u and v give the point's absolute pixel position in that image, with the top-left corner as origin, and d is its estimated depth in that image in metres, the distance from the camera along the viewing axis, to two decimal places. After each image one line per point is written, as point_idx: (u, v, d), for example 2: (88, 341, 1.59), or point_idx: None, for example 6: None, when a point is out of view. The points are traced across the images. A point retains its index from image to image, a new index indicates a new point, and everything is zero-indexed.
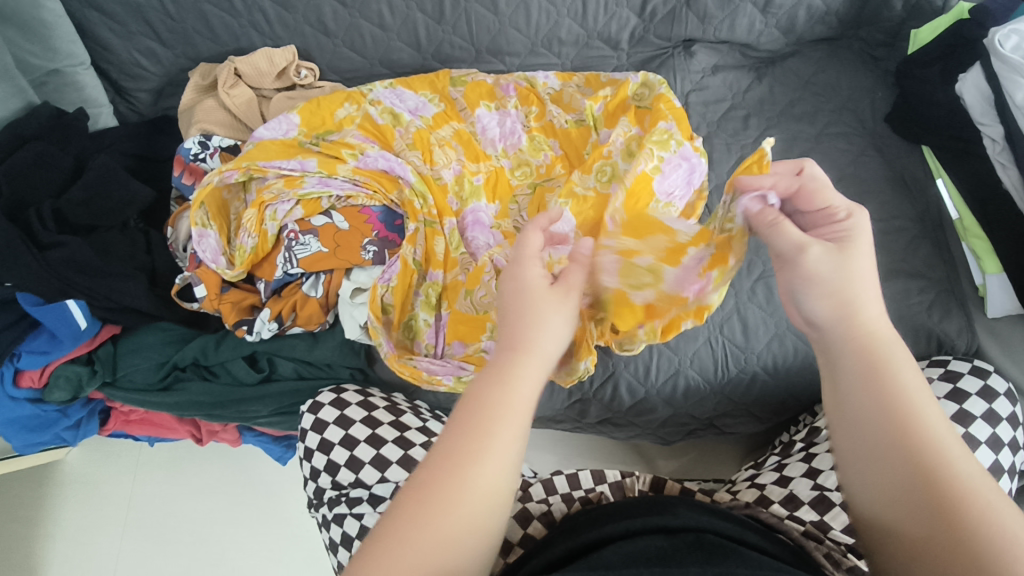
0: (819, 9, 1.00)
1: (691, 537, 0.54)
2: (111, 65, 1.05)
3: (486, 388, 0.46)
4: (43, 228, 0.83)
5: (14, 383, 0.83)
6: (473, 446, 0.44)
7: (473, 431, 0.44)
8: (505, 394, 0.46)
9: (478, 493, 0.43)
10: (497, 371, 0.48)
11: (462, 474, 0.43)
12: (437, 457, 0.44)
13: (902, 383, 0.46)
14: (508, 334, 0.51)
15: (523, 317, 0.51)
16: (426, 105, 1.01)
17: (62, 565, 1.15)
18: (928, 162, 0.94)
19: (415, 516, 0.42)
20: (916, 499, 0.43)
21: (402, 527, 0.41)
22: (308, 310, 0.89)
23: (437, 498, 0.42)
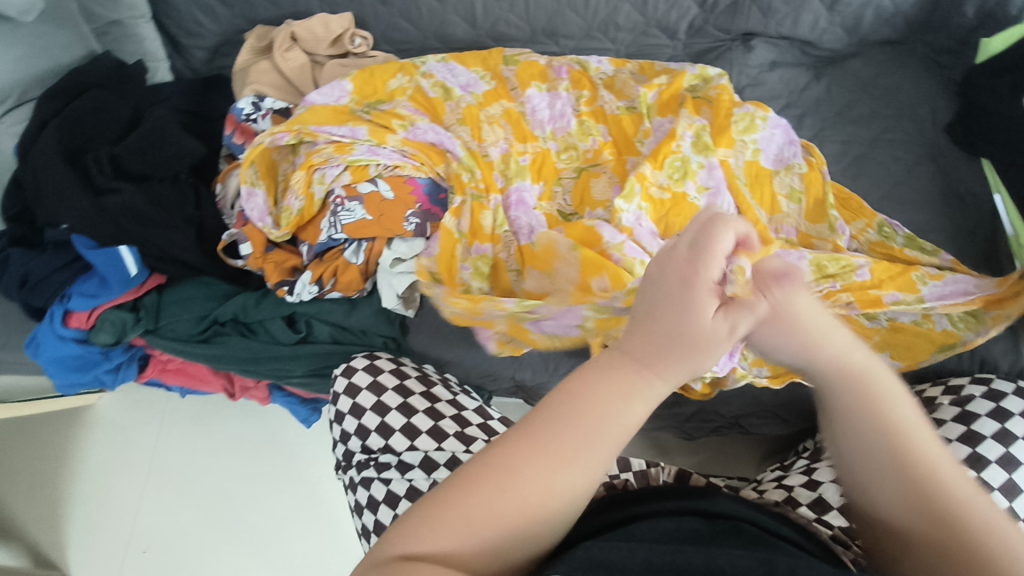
0: (887, 10, 0.98)
1: (730, 525, 0.55)
2: (171, 19, 1.06)
3: (594, 396, 0.43)
4: (100, 173, 0.86)
5: (62, 323, 0.85)
6: (569, 451, 0.42)
7: (573, 436, 0.42)
8: (615, 403, 0.43)
9: (556, 494, 0.42)
10: (619, 382, 0.44)
11: (557, 475, 0.42)
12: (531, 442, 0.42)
13: (885, 384, 0.46)
14: (633, 345, 0.45)
15: (688, 345, 0.43)
16: (478, 82, 1.00)
17: (89, 504, 1.19)
18: (986, 175, 0.91)
19: (503, 491, 0.41)
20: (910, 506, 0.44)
21: (478, 500, 0.41)
22: (348, 276, 0.90)
23: (517, 483, 0.41)
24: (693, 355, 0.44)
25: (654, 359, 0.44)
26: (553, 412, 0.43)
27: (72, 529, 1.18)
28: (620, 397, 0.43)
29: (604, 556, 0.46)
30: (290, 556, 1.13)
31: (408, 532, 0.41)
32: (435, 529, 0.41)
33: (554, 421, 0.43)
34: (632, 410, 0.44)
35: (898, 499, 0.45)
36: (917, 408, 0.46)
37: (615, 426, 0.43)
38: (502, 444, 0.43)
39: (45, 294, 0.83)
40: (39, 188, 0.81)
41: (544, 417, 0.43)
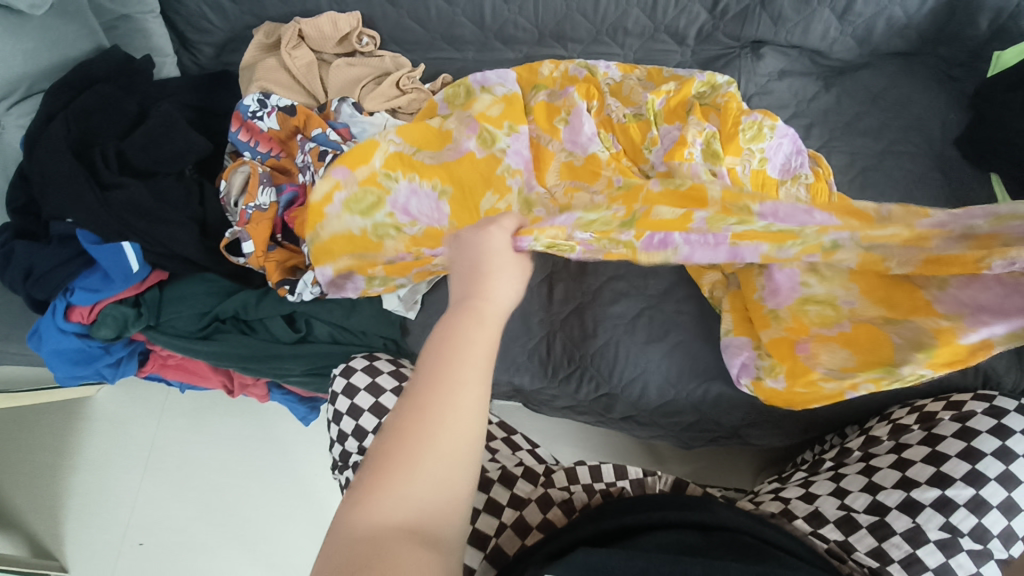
0: (899, 21, 0.97)
1: (728, 537, 0.56)
2: (180, 16, 1.07)
3: (466, 326, 0.50)
4: (106, 168, 0.86)
5: (63, 316, 0.85)
6: (453, 375, 0.46)
7: (449, 360, 0.47)
8: (472, 321, 0.51)
9: (462, 413, 0.45)
10: (467, 310, 0.52)
11: (457, 398, 0.45)
12: (429, 378, 0.46)
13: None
14: (460, 291, 0.55)
15: (483, 277, 0.56)
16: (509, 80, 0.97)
17: (86, 496, 1.20)
18: (996, 192, 0.90)
19: (416, 433, 0.44)
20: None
21: (396, 454, 0.43)
22: (351, 276, 0.91)
23: (426, 420, 0.44)
24: (512, 285, 0.56)
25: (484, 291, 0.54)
26: (432, 353, 0.48)
27: (68, 519, 1.18)
28: (475, 318, 0.51)
29: (602, 562, 0.47)
30: (284, 553, 1.13)
31: (353, 516, 0.42)
32: (373, 498, 0.42)
33: (433, 360, 0.47)
34: (489, 325, 0.51)
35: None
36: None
37: (482, 341, 0.49)
38: (395, 412, 0.46)
39: (50, 286, 0.82)
40: (46, 181, 0.82)
41: (426, 362, 0.48)
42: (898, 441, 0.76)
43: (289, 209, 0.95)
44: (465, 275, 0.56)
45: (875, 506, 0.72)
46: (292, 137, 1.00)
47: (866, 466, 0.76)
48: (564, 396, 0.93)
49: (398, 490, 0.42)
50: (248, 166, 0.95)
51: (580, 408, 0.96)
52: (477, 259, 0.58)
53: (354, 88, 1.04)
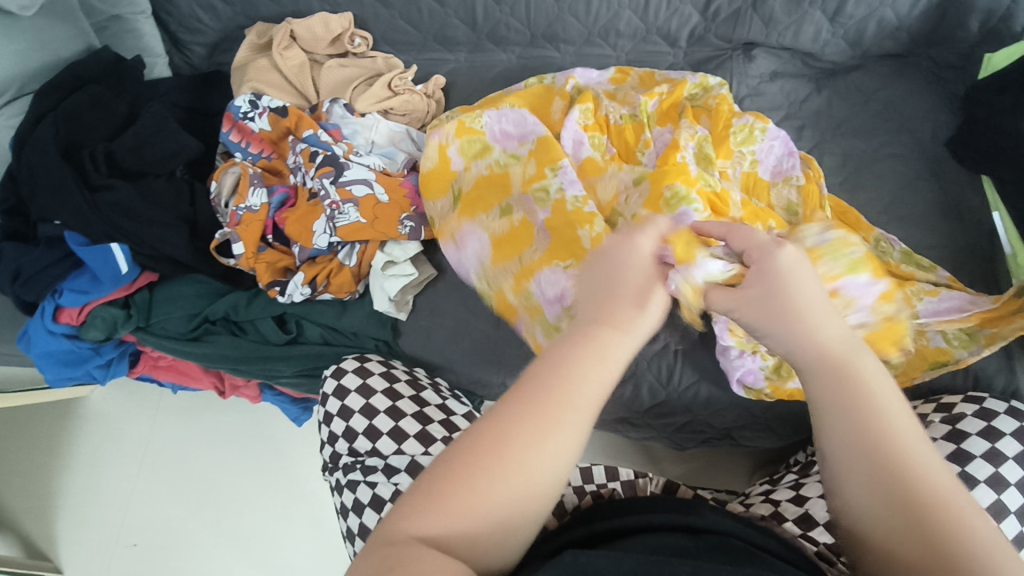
0: (890, 23, 0.97)
1: (716, 539, 0.55)
2: (171, 16, 1.07)
3: (580, 361, 0.45)
4: (95, 170, 0.85)
5: (52, 318, 0.85)
6: (551, 413, 0.43)
7: (549, 400, 0.44)
8: (588, 354, 0.46)
9: (545, 461, 0.42)
10: (591, 339, 0.47)
11: (544, 438, 0.43)
12: (525, 406, 0.43)
13: (870, 375, 0.46)
14: (591, 305, 0.49)
15: (623, 296, 0.48)
16: (519, 115, 0.90)
17: (78, 497, 1.19)
18: (987, 194, 0.90)
19: (495, 459, 0.42)
20: (896, 526, 0.42)
21: (466, 480, 0.41)
22: (341, 278, 0.90)
23: (506, 457, 0.42)
24: (650, 315, 0.49)
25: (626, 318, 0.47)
26: (535, 378, 0.45)
27: (61, 520, 1.18)
28: (594, 352, 0.46)
29: (589, 563, 0.46)
30: (276, 554, 1.13)
31: (405, 522, 0.41)
32: (427, 513, 0.41)
33: (533, 388, 0.44)
34: (609, 367, 0.46)
35: (888, 509, 0.43)
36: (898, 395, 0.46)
37: (587, 382, 0.45)
38: (481, 424, 0.44)
39: (39, 288, 0.82)
40: (35, 183, 0.82)
41: (523, 390, 0.44)
42: None
43: (279, 210, 0.94)
44: (605, 284, 0.49)
45: None
46: (284, 138, 1.00)
47: None
48: None
49: (460, 516, 0.41)
50: (239, 167, 0.95)
51: None
52: (615, 266, 0.50)
53: (345, 88, 1.04)
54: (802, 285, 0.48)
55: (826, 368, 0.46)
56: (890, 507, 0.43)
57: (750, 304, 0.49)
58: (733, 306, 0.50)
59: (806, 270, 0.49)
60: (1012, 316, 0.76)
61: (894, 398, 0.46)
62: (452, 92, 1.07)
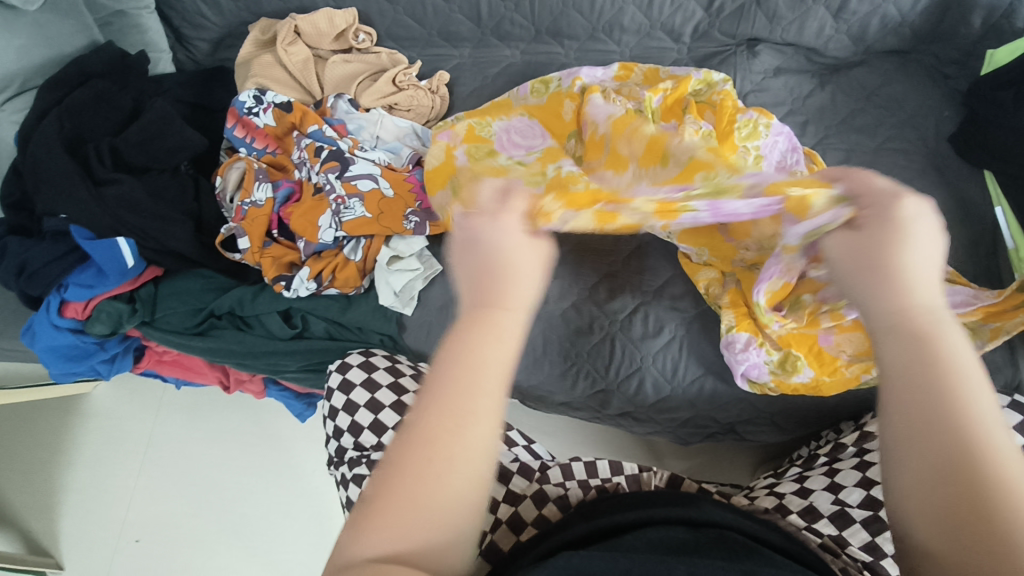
0: (893, 19, 0.97)
1: (715, 533, 0.55)
2: (175, 12, 1.07)
3: (478, 343, 0.44)
4: (100, 164, 0.85)
5: (58, 312, 0.85)
6: (463, 404, 0.42)
7: (459, 390, 0.43)
8: (487, 334, 0.45)
9: (469, 452, 0.41)
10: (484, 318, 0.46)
11: (460, 423, 0.42)
12: (439, 405, 0.42)
13: (947, 344, 0.42)
14: (478, 290, 0.48)
15: (500, 273, 0.48)
16: (527, 125, 0.96)
17: (81, 493, 1.19)
18: (989, 189, 0.90)
19: (421, 467, 0.41)
20: (940, 512, 0.39)
21: (404, 489, 0.40)
22: (346, 273, 0.90)
23: (435, 458, 0.41)
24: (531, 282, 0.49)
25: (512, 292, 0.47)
26: (439, 372, 0.44)
27: (64, 516, 1.18)
28: (492, 327, 0.45)
29: (583, 564, 0.46)
30: (280, 550, 1.13)
31: (355, 544, 0.40)
32: (370, 530, 0.40)
33: (438, 384, 0.43)
34: (508, 344, 0.45)
35: (935, 491, 0.39)
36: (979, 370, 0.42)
37: (489, 366, 0.44)
38: (400, 441, 0.42)
39: (45, 282, 0.82)
40: (40, 177, 0.82)
41: (434, 388, 0.43)
42: None
43: (284, 205, 0.94)
44: (480, 262, 0.49)
45: (871, 501, 0.72)
46: (289, 133, 1.00)
47: (860, 462, 0.76)
48: (560, 392, 0.93)
49: (402, 532, 0.40)
50: (244, 162, 0.95)
51: (576, 405, 0.95)
52: (485, 244, 0.50)
53: (349, 84, 1.04)
54: (918, 239, 0.46)
55: (905, 328, 0.43)
56: (933, 491, 0.39)
57: (847, 242, 0.49)
58: (838, 256, 0.49)
59: (925, 226, 0.47)
60: (1014, 311, 0.75)
61: (976, 371, 0.42)
62: (456, 88, 1.07)
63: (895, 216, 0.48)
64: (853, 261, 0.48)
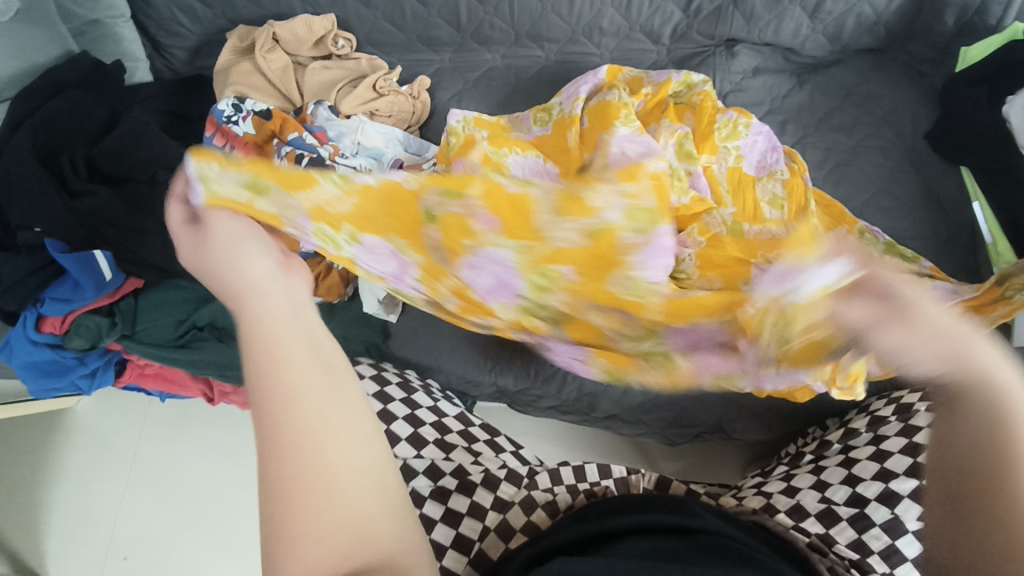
0: (868, 17, 0.98)
1: (709, 540, 0.54)
2: (150, 19, 1.06)
3: (281, 341, 0.43)
4: (75, 175, 0.85)
5: (36, 327, 0.84)
6: (303, 390, 0.40)
7: (270, 363, 0.41)
8: (263, 308, 0.46)
9: (332, 438, 0.39)
10: (265, 285, 0.47)
11: (313, 414, 0.39)
12: (284, 401, 0.39)
13: (985, 362, 0.41)
14: (231, 288, 0.47)
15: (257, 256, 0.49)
16: (540, 165, 0.90)
17: (64, 511, 1.17)
18: (965, 183, 0.91)
19: (294, 462, 0.37)
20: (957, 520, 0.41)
21: (298, 480, 0.37)
22: (330, 281, 0.90)
23: (311, 432, 0.39)
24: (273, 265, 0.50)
25: (257, 274, 0.48)
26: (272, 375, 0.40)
27: (48, 535, 1.16)
28: (269, 297, 0.46)
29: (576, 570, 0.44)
30: None
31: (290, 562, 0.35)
32: (292, 514, 0.36)
33: (274, 394, 0.39)
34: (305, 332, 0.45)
35: (956, 507, 0.42)
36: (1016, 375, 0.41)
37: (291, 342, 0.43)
38: (262, 453, 0.38)
39: (20, 297, 0.81)
40: (15, 189, 0.81)
41: (274, 387, 0.40)
42: (876, 432, 0.77)
43: None
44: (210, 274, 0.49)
45: (855, 498, 0.72)
46: (269, 141, 0.99)
47: (846, 458, 0.76)
48: (548, 396, 0.92)
49: (313, 514, 0.36)
50: None
51: (563, 408, 0.95)
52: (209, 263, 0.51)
53: (329, 91, 1.03)
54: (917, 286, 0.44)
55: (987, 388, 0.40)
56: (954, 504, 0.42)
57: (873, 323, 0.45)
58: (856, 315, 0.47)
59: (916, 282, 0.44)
60: (994, 304, 0.75)
61: None
62: (437, 93, 1.07)
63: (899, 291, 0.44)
64: (912, 335, 0.42)
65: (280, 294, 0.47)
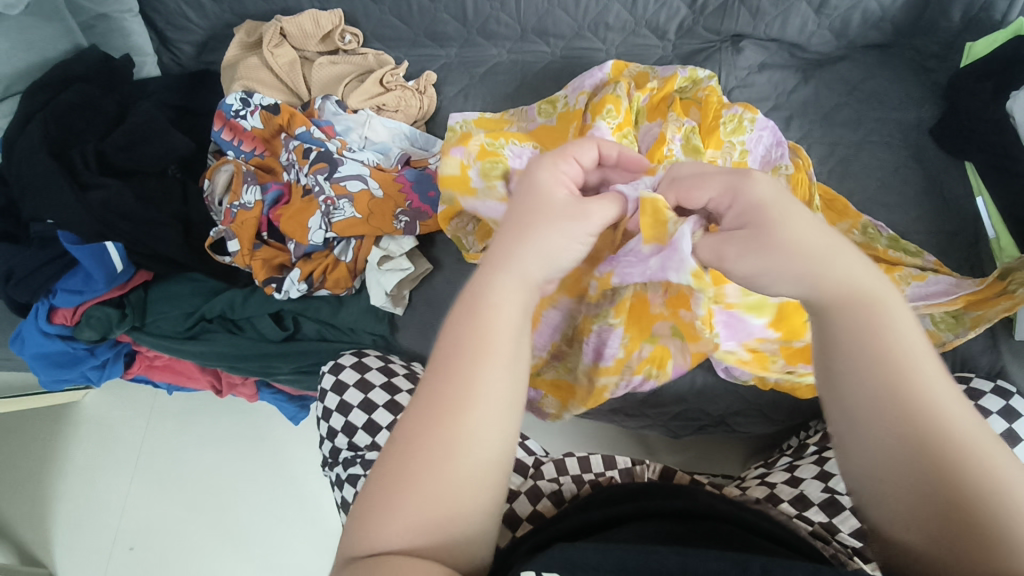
0: (874, 13, 0.98)
1: (709, 526, 0.55)
2: (158, 14, 1.06)
3: (460, 328, 0.45)
4: (85, 168, 0.86)
5: (48, 319, 0.85)
6: (461, 388, 0.43)
7: (471, 356, 0.44)
8: (507, 298, 0.46)
9: (476, 437, 0.42)
10: (532, 283, 0.48)
11: (462, 414, 0.42)
12: (442, 391, 0.43)
13: (902, 344, 0.43)
14: (494, 250, 0.49)
15: (535, 204, 0.50)
16: None
17: (73, 501, 1.18)
18: (970, 179, 0.92)
19: (442, 453, 0.41)
20: (925, 515, 0.40)
21: (427, 463, 0.41)
22: (337, 274, 0.91)
23: (467, 432, 0.42)
24: (551, 241, 0.48)
25: (511, 248, 0.48)
26: (445, 359, 0.44)
27: (57, 526, 1.17)
28: (515, 287, 0.47)
29: (578, 558, 0.43)
30: (277, 553, 1.13)
31: (380, 522, 0.40)
32: (409, 491, 0.40)
33: (439, 378, 0.43)
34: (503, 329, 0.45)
35: (920, 500, 0.40)
36: (936, 362, 0.43)
37: (505, 357, 0.44)
38: (413, 424, 0.43)
39: (32, 288, 0.82)
40: (26, 181, 0.82)
41: (440, 371, 0.44)
42: None
43: (273, 208, 0.94)
44: (508, 229, 0.49)
45: None
46: (277, 135, 0.99)
47: None
48: None
49: (430, 500, 0.40)
50: (232, 165, 0.96)
51: None
52: (516, 213, 0.50)
53: (336, 86, 1.04)
54: (796, 215, 0.46)
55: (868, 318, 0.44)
56: (912, 498, 0.40)
57: (739, 246, 0.47)
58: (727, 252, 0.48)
59: (787, 197, 0.48)
60: (997, 299, 0.76)
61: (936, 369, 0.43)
62: (443, 87, 1.07)
63: (770, 212, 0.46)
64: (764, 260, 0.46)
65: (519, 274, 0.47)
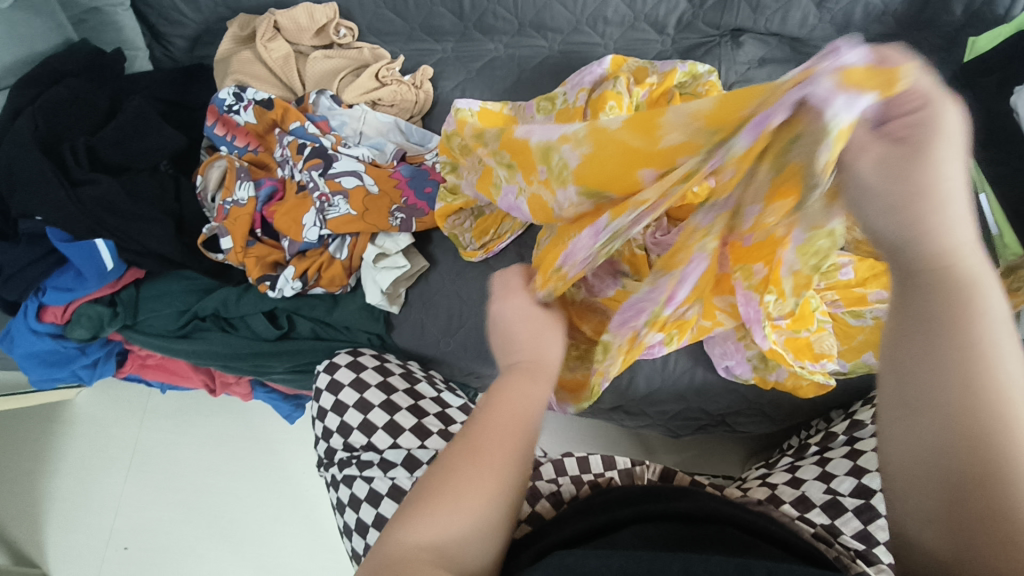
0: (875, 7, 0.98)
1: (713, 530, 0.54)
2: (150, 8, 1.04)
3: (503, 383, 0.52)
4: (76, 163, 0.83)
5: (37, 317, 0.84)
6: (499, 422, 0.48)
7: (507, 400, 0.50)
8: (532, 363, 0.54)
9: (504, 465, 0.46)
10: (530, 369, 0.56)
11: (499, 445, 0.47)
12: (483, 424, 0.48)
13: (989, 335, 0.40)
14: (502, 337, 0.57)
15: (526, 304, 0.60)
16: None
17: (66, 501, 1.17)
18: None
19: (477, 475, 0.45)
20: (955, 520, 0.39)
21: (462, 481, 0.44)
22: (332, 272, 0.89)
23: (473, 465, 0.45)
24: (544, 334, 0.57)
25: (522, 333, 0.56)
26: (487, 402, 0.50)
27: (51, 526, 1.16)
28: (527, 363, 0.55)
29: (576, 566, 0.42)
30: (273, 554, 1.12)
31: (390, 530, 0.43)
32: (443, 502, 0.44)
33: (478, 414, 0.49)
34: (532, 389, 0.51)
35: (949, 502, 0.39)
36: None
37: (523, 408, 0.50)
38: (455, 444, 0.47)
39: (21, 286, 0.81)
40: (13, 177, 0.80)
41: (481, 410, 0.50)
42: None
43: (267, 204, 0.93)
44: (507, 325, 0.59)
45: (861, 489, 0.72)
46: (270, 131, 0.98)
47: (851, 450, 0.76)
48: None
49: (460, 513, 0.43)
50: (225, 160, 0.95)
51: None
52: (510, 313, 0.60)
53: (332, 80, 1.04)
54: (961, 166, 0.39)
55: (956, 304, 0.40)
56: (944, 500, 0.39)
57: (876, 154, 0.40)
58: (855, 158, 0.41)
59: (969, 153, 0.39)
60: None
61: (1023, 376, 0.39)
62: (440, 82, 1.06)
63: (937, 147, 0.39)
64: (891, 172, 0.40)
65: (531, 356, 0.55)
